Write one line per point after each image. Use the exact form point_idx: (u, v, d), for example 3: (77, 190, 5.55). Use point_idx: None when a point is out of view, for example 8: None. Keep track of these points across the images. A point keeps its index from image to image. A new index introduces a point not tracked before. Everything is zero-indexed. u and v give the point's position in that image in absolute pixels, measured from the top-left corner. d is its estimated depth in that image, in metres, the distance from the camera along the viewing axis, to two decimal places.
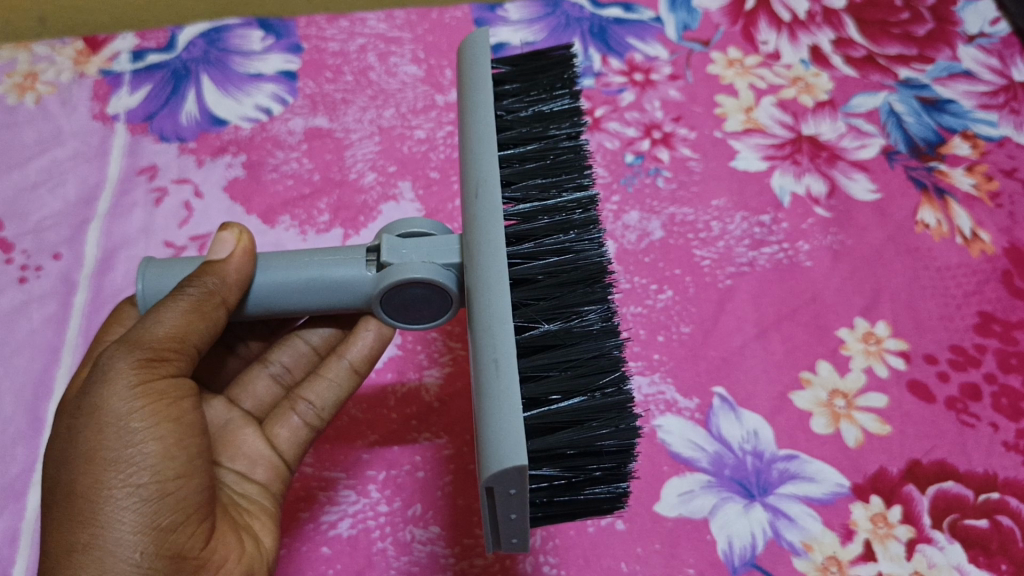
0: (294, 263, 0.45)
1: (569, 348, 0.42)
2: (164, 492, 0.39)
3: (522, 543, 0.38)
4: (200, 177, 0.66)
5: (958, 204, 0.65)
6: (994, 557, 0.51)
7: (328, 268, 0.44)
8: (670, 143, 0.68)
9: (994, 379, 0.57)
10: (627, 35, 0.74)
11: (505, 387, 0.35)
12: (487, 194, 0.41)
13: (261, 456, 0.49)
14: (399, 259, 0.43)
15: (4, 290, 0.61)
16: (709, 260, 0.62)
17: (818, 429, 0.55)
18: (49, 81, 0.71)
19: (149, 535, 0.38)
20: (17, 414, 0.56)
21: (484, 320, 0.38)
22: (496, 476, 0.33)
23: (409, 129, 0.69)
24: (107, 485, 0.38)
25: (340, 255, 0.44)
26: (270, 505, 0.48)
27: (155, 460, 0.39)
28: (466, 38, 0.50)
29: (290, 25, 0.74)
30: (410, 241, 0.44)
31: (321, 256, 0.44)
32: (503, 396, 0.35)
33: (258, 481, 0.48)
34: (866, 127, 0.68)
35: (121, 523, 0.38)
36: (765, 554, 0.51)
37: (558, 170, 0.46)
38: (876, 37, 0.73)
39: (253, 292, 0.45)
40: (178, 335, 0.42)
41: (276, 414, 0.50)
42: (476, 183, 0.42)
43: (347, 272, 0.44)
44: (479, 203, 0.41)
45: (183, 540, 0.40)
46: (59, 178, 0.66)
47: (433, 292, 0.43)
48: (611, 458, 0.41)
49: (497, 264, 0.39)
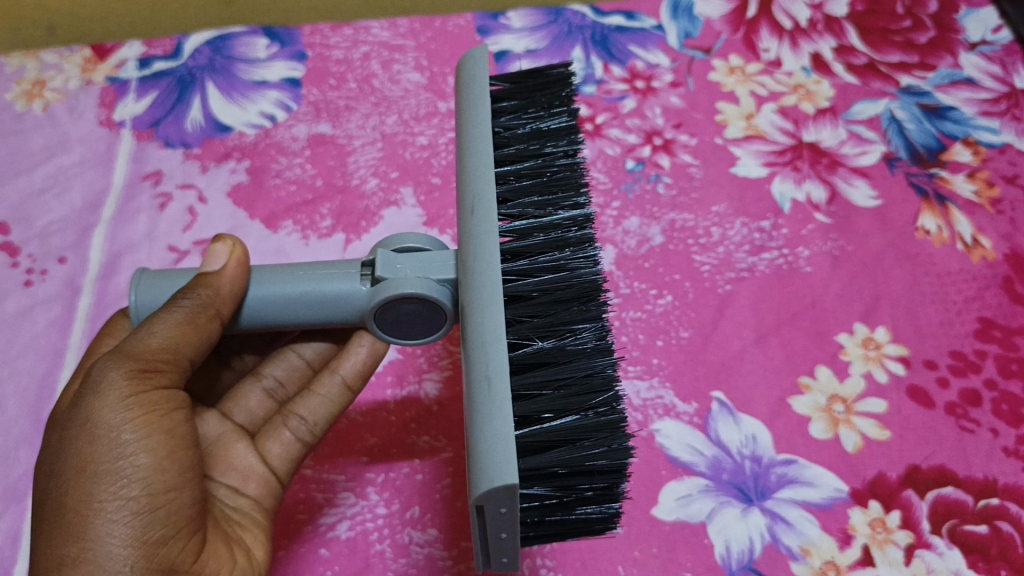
0: (288, 277, 0.45)
1: (563, 366, 0.42)
2: (154, 505, 0.40)
3: (512, 563, 0.38)
4: (205, 182, 0.67)
5: (959, 210, 0.65)
6: (993, 563, 0.51)
7: (321, 282, 0.44)
8: (670, 150, 0.68)
9: (995, 385, 0.57)
10: (629, 43, 0.74)
11: (496, 404, 0.35)
12: (483, 211, 0.42)
13: (252, 471, 0.49)
14: (394, 274, 0.44)
15: (9, 294, 0.62)
16: (709, 266, 0.62)
17: (817, 434, 0.55)
18: (56, 88, 0.72)
19: (139, 549, 0.39)
20: (20, 416, 0.57)
21: (477, 336, 0.38)
22: (486, 495, 0.33)
23: (411, 136, 0.70)
24: (98, 499, 0.39)
25: (335, 269, 0.45)
26: (262, 519, 0.48)
27: (146, 473, 0.40)
28: (464, 55, 0.50)
29: (295, 34, 0.75)
30: (405, 256, 0.45)
31: (316, 270, 0.45)
32: (495, 414, 0.35)
33: (250, 496, 0.48)
34: (866, 134, 0.68)
35: (110, 538, 0.38)
36: (763, 559, 0.51)
37: (554, 188, 0.47)
38: (876, 44, 0.74)
39: (247, 305, 0.45)
40: (171, 346, 0.42)
41: (269, 429, 0.51)
42: (472, 199, 0.42)
43: (341, 286, 0.44)
44: (474, 220, 0.41)
45: (173, 555, 0.40)
46: (65, 183, 0.67)
47: (427, 308, 0.44)
48: (604, 479, 0.40)
49: (491, 283, 0.39)
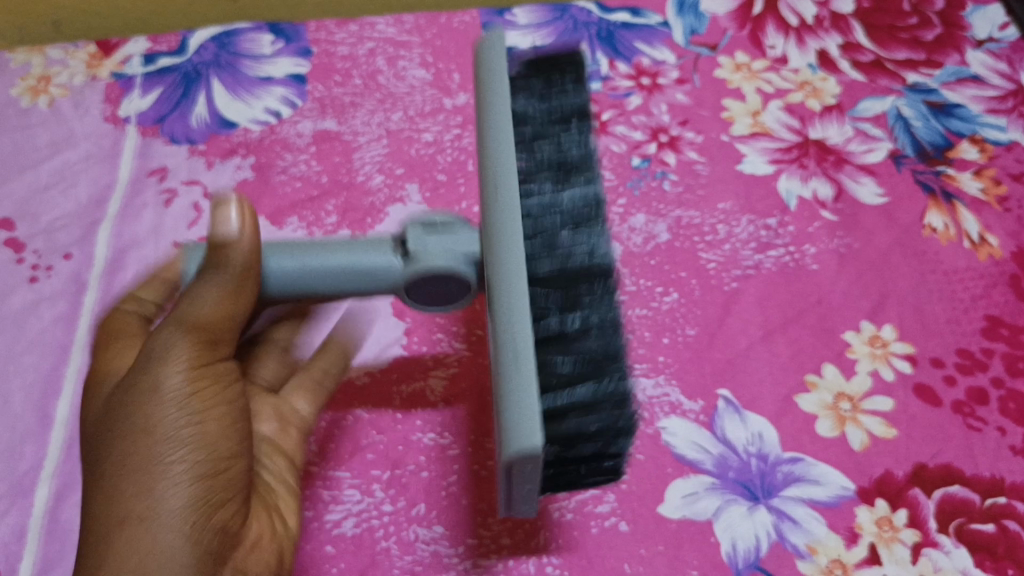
0: (315, 247, 0.45)
1: (578, 339, 0.42)
2: (213, 470, 0.45)
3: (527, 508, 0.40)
4: (210, 178, 0.67)
5: (965, 208, 0.64)
6: (1000, 561, 0.51)
7: (350, 256, 0.45)
8: (676, 147, 0.68)
9: (1002, 383, 0.57)
10: (634, 40, 0.74)
11: (525, 372, 0.36)
12: (505, 188, 0.42)
13: (282, 429, 0.54)
14: (422, 249, 0.45)
15: (15, 290, 0.62)
16: (715, 263, 0.62)
17: (824, 432, 0.55)
18: (62, 84, 0.72)
19: (200, 508, 0.44)
20: (27, 411, 0.57)
21: (505, 302, 0.39)
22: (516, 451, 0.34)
23: (416, 132, 0.69)
24: (162, 460, 0.43)
25: (361, 242, 0.45)
26: (294, 484, 0.52)
27: (205, 439, 0.45)
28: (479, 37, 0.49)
29: (300, 30, 0.75)
30: (431, 231, 0.45)
31: (344, 240, 0.45)
32: (524, 382, 0.36)
33: (283, 456, 0.53)
34: (873, 131, 0.68)
35: (174, 495, 0.43)
36: (769, 557, 0.51)
37: (569, 165, 0.46)
38: (883, 41, 0.73)
39: (275, 271, 0.45)
40: (223, 316, 0.45)
41: (294, 386, 0.56)
42: (491, 175, 0.42)
43: (368, 260, 0.45)
44: (497, 194, 0.42)
45: (227, 514, 0.45)
46: (71, 179, 0.67)
47: (452, 282, 0.45)
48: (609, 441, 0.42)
49: (516, 256, 0.40)
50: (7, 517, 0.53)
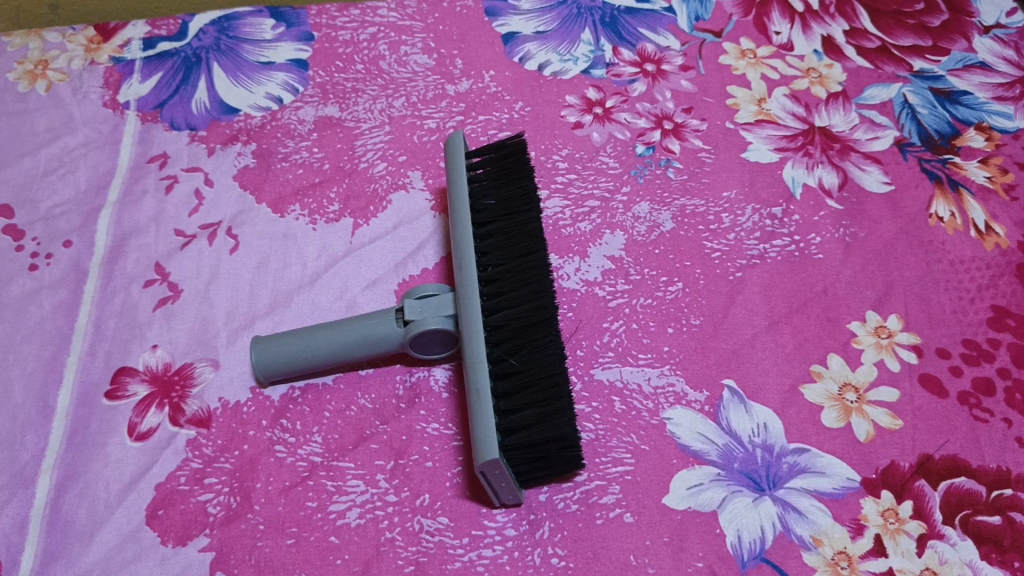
0: (326, 339, 0.54)
1: (526, 371, 0.49)
2: None
3: (515, 497, 0.50)
4: (211, 165, 0.66)
5: (972, 197, 0.64)
6: (1007, 553, 0.51)
7: (361, 332, 0.54)
8: (681, 134, 0.67)
9: (1008, 374, 0.56)
10: (638, 26, 0.73)
11: (483, 415, 0.46)
12: (467, 271, 0.51)
13: None
14: (419, 317, 0.52)
15: (14, 278, 0.61)
16: (720, 252, 0.61)
17: (829, 423, 0.55)
18: (60, 68, 0.71)
19: None
20: (27, 401, 0.56)
21: (476, 401, 0.47)
22: (487, 464, 0.45)
23: (419, 119, 0.68)
24: None
25: (368, 328, 0.54)
26: None
27: None
28: (453, 133, 0.58)
29: (301, 13, 0.74)
30: (421, 304, 0.52)
31: (350, 340, 0.54)
32: (482, 407, 0.47)
33: None
34: (879, 119, 0.68)
35: None
36: (775, 548, 0.51)
37: (529, 270, 0.52)
38: (889, 27, 0.73)
39: (298, 367, 0.55)
40: None
41: None
42: (459, 259, 0.52)
43: (373, 334, 0.53)
44: (463, 284, 0.51)
45: None
46: (70, 165, 0.66)
47: (438, 338, 0.53)
48: (563, 452, 0.49)
49: (478, 350, 0.48)
50: (7, 508, 0.53)
